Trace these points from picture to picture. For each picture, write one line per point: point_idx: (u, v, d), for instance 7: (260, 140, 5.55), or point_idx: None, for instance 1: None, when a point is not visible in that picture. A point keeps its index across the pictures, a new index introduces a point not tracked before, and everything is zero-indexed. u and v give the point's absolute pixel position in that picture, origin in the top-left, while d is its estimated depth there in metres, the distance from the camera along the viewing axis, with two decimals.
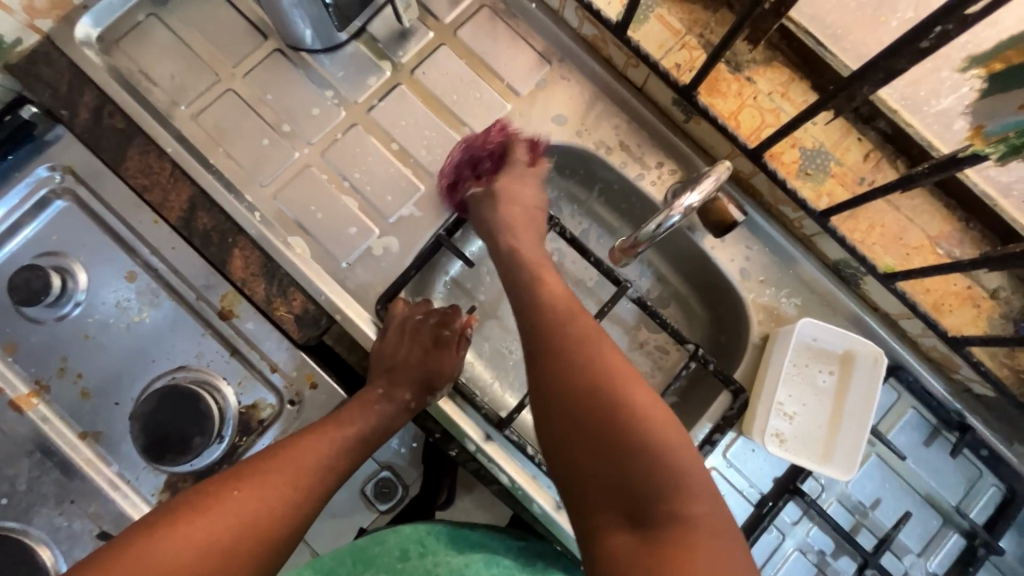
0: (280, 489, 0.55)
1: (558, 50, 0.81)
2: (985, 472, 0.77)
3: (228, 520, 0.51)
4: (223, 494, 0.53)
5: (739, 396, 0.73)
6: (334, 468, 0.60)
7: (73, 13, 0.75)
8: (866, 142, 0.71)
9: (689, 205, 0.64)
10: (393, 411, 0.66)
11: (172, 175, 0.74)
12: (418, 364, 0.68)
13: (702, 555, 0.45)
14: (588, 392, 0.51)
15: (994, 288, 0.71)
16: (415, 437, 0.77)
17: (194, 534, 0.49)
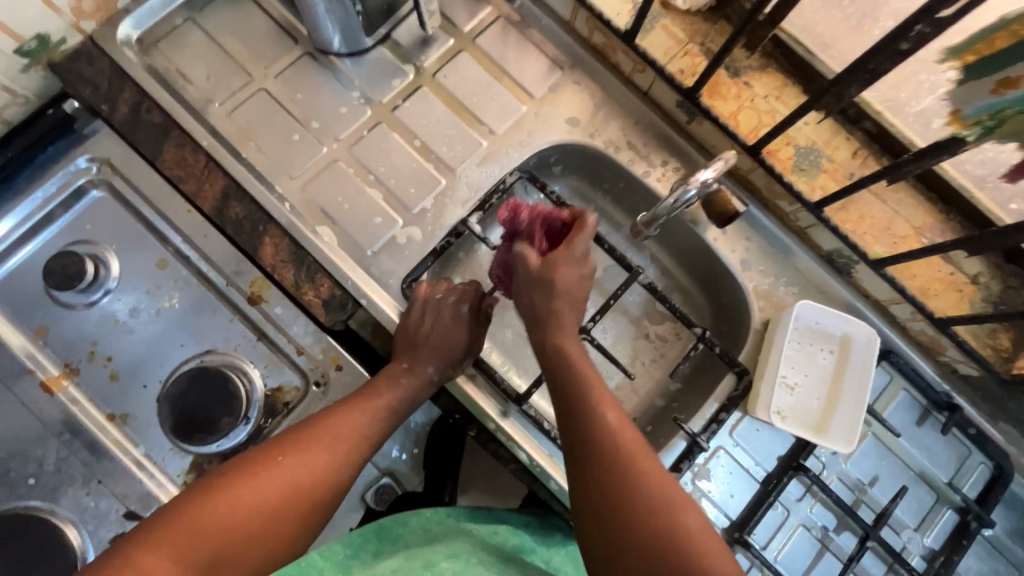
0: (320, 455, 0.62)
1: (569, 57, 0.88)
2: (974, 450, 0.82)
3: (273, 484, 0.58)
4: (268, 459, 0.60)
5: (743, 377, 0.79)
6: (365, 434, 0.66)
7: (116, 16, 0.79)
8: (854, 141, 0.78)
9: (705, 180, 0.70)
10: (418, 383, 0.71)
11: (206, 167, 0.78)
12: (446, 343, 0.72)
13: None
14: (640, 501, 0.56)
15: (974, 274, 0.77)
16: (416, 443, 0.80)
17: (243, 493, 0.57)
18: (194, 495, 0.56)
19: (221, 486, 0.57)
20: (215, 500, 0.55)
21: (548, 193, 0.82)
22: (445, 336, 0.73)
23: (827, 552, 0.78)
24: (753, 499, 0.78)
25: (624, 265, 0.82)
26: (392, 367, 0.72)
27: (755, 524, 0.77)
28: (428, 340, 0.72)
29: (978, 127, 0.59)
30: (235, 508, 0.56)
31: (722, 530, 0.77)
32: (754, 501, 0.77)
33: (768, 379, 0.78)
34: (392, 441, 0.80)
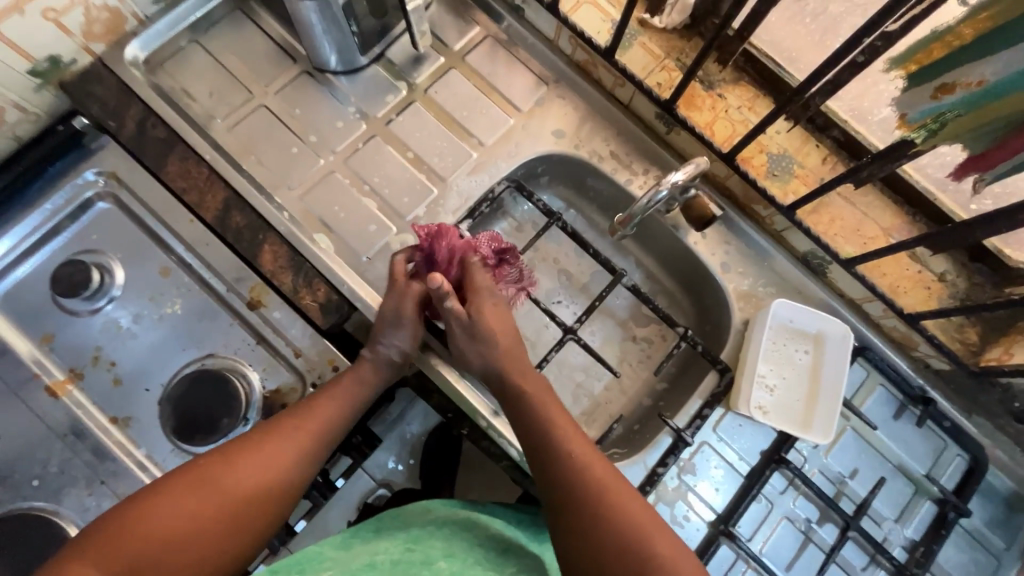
0: (278, 456, 0.64)
1: (554, 73, 0.93)
2: (950, 443, 0.85)
3: (230, 486, 0.60)
4: (225, 459, 0.62)
5: (725, 375, 0.83)
6: (325, 432, 0.68)
7: (124, 39, 0.84)
8: (823, 148, 0.83)
9: (676, 181, 0.75)
10: (375, 374, 0.73)
11: (208, 179, 0.82)
12: (393, 318, 0.74)
13: None
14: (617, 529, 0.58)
15: (941, 272, 0.81)
16: (411, 454, 0.97)
17: (196, 495, 0.58)
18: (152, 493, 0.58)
19: (176, 486, 0.59)
20: (169, 502, 0.57)
21: (536, 201, 0.87)
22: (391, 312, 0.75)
23: (811, 543, 0.80)
24: (738, 492, 0.80)
25: (608, 268, 0.86)
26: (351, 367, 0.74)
27: (740, 517, 0.79)
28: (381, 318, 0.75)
29: (922, 131, 0.63)
30: (189, 508, 0.57)
31: (707, 523, 0.79)
32: (739, 494, 0.79)
33: (747, 375, 0.81)
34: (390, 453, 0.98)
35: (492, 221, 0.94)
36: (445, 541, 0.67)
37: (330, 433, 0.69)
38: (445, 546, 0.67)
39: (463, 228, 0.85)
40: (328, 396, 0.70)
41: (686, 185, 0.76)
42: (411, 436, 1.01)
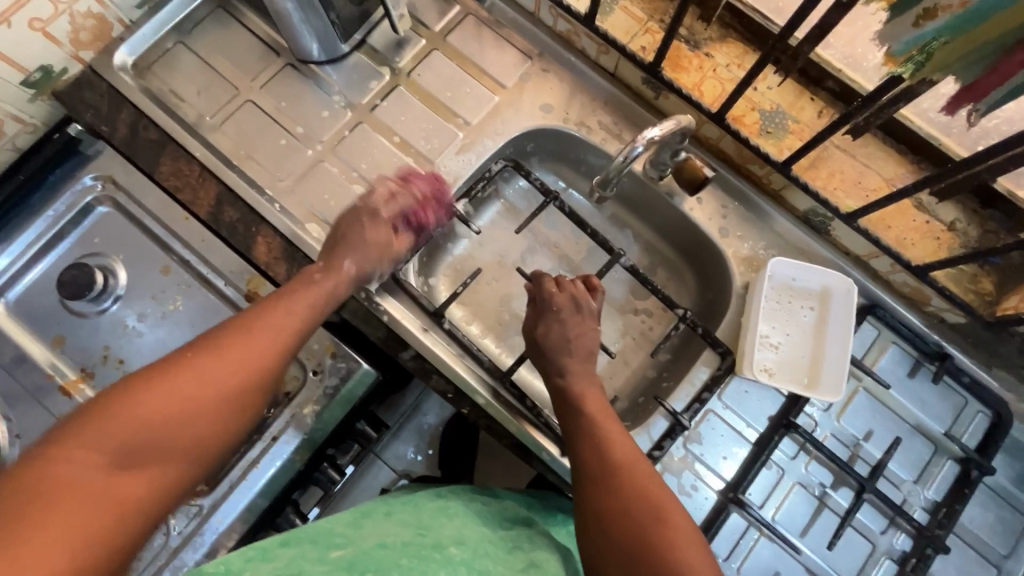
0: (243, 355, 0.58)
1: (537, 46, 0.91)
2: (970, 400, 0.81)
3: (182, 386, 0.53)
4: (178, 359, 0.55)
5: (727, 357, 0.81)
6: (282, 331, 0.63)
7: (112, 45, 0.85)
8: (818, 101, 0.80)
9: (651, 137, 0.69)
10: (342, 278, 0.72)
11: (200, 176, 0.83)
12: (373, 243, 0.77)
13: (672, 531, 0.59)
14: (604, 449, 0.67)
15: (951, 221, 0.77)
16: (429, 445, 1.16)
17: (153, 397, 0.52)
18: (100, 407, 0.51)
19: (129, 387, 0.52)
20: (122, 409, 0.50)
21: (533, 179, 0.87)
22: (367, 238, 0.76)
23: (825, 508, 0.78)
24: (747, 458, 0.78)
25: (604, 248, 0.85)
26: (310, 270, 0.72)
27: (750, 484, 0.77)
28: (345, 238, 0.76)
29: (910, 64, 0.59)
30: (148, 411, 0.51)
31: (716, 493, 0.78)
32: (748, 460, 0.78)
33: (749, 337, 0.80)
34: (410, 445, 1.16)
35: (491, 200, 0.97)
36: (455, 526, 0.66)
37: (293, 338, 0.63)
38: (456, 531, 0.66)
39: (461, 206, 0.85)
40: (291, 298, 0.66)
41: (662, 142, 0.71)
42: (427, 428, 1.17)
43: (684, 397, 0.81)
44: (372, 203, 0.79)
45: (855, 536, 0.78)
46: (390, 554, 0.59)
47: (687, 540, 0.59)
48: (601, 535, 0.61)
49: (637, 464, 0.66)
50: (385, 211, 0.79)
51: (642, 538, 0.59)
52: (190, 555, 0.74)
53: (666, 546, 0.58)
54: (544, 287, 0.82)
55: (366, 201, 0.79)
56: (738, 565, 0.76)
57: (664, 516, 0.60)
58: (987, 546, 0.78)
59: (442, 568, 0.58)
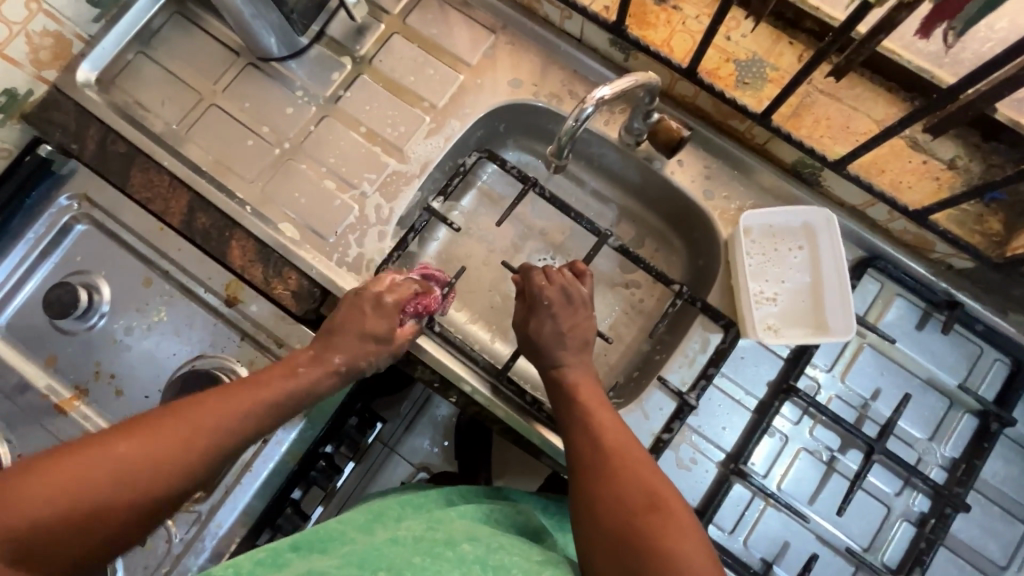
0: (174, 448, 0.54)
1: (499, 19, 0.88)
2: (986, 348, 0.76)
3: (100, 475, 0.50)
4: (107, 442, 0.51)
5: (729, 330, 0.77)
6: (227, 427, 0.58)
7: (74, 62, 0.85)
8: (797, 45, 0.75)
9: (601, 96, 0.64)
10: (323, 371, 0.69)
11: (171, 185, 0.83)
12: (368, 336, 0.72)
13: (668, 519, 0.57)
14: (599, 436, 0.66)
15: (951, 158, 0.72)
16: (445, 437, 1.15)
17: (63, 484, 0.48)
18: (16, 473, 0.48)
19: (45, 468, 0.48)
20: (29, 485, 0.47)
21: (510, 167, 0.84)
22: (363, 330, 0.72)
23: (834, 473, 0.75)
24: (747, 427, 0.75)
25: (591, 231, 0.81)
26: (298, 355, 0.70)
27: (751, 454, 0.74)
28: (343, 328, 0.72)
29: None
30: (55, 504, 0.47)
31: (717, 464, 0.75)
32: (748, 429, 0.75)
33: (742, 298, 0.77)
34: (427, 437, 1.15)
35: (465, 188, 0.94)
36: (466, 529, 0.63)
37: (235, 435, 0.58)
38: (469, 531, 0.63)
39: (434, 205, 0.83)
40: (253, 390, 0.62)
41: (615, 101, 0.66)
42: (441, 420, 1.16)
43: (680, 369, 0.78)
44: (374, 289, 0.75)
45: (867, 500, 0.74)
46: (403, 551, 0.56)
47: (685, 528, 0.57)
48: (592, 524, 0.59)
49: (633, 450, 0.65)
50: (387, 296, 0.74)
51: (636, 523, 0.57)
52: (194, 560, 0.75)
53: (660, 533, 0.56)
54: (532, 281, 0.78)
55: (368, 286, 0.75)
56: (744, 538, 0.73)
57: (662, 504, 0.59)
58: (1012, 500, 0.73)
59: (455, 568, 0.54)
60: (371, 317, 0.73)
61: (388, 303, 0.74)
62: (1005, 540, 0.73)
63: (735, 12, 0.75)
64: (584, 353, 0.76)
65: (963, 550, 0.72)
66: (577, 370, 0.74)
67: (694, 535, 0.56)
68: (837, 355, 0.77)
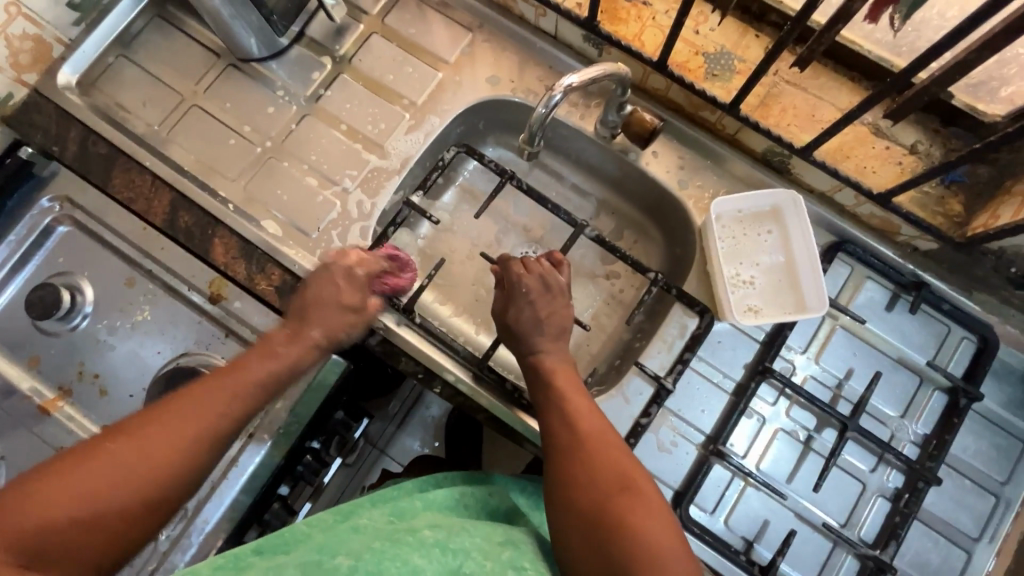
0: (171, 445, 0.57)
1: (475, 18, 0.90)
2: (953, 327, 0.79)
3: (105, 478, 0.53)
4: (99, 448, 0.54)
5: (708, 315, 0.79)
6: (224, 415, 0.61)
7: (54, 65, 0.86)
8: (763, 38, 0.78)
9: (569, 83, 0.66)
10: (304, 348, 0.71)
11: (153, 185, 0.83)
12: (344, 307, 0.75)
13: (640, 501, 0.59)
14: (574, 420, 0.67)
15: (912, 144, 0.74)
16: (436, 437, 1.15)
17: (68, 491, 0.51)
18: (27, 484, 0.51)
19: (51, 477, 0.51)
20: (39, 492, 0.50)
21: (488, 161, 0.86)
22: (338, 302, 0.75)
23: (811, 452, 0.76)
24: (725, 409, 0.77)
25: (569, 221, 0.83)
26: (274, 334, 0.71)
27: (730, 435, 0.76)
28: (316, 301, 0.74)
29: None
30: (66, 509, 0.51)
31: (697, 446, 0.77)
32: (726, 411, 0.76)
33: (720, 283, 0.79)
34: (418, 437, 1.16)
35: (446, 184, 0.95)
36: (430, 518, 0.64)
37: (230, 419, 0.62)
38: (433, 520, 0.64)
39: (415, 199, 0.86)
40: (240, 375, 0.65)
41: (584, 89, 0.68)
42: (432, 420, 1.17)
43: (659, 354, 0.79)
44: (344, 262, 0.77)
45: (843, 476, 0.76)
46: (364, 539, 0.58)
47: (656, 509, 0.58)
48: (565, 506, 0.61)
49: (606, 435, 0.66)
50: (359, 268, 0.77)
51: (609, 505, 0.59)
52: (180, 557, 0.75)
53: (632, 515, 0.57)
54: (511, 270, 0.79)
55: (336, 260, 0.77)
56: (725, 518, 0.75)
57: (634, 487, 0.60)
58: (981, 473, 0.76)
59: (415, 551, 0.55)
60: (336, 286, 0.75)
61: (359, 276, 0.77)
62: (976, 512, 0.75)
63: (703, 7, 0.78)
64: (566, 341, 0.77)
65: (937, 523, 0.74)
66: (557, 356, 0.76)
67: (665, 516, 0.58)
68: (811, 337, 0.79)
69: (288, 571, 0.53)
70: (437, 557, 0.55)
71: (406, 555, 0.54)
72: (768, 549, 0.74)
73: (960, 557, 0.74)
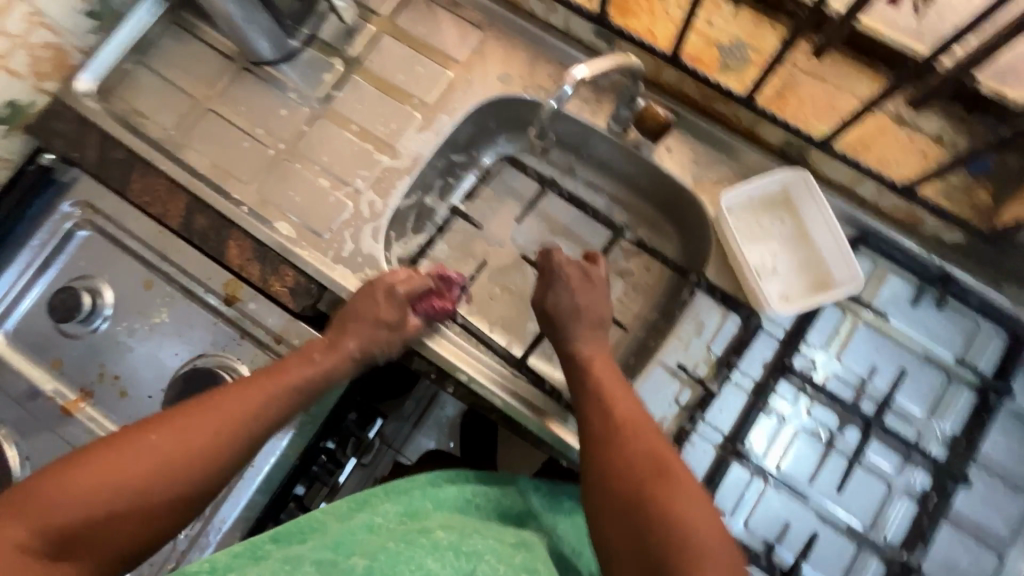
0: (202, 439, 0.60)
1: (485, 15, 0.89)
2: (982, 322, 0.76)
3: (140, 466, 0.56)
4: (139, 436, 0.58)
5: (749, 329, 0.77)
6: (255, 415, 0.65)
7: (73, 73, 0.87)
8: (779, 27, 0.76)
9: (579, 75, 0.66)
10: (338, 358, 0.74)
11: (169, 189, 0.84)
12: (381, 323, 0.76)
13: (677, 485, 0.58)
14: (609, 406, 0.67)
15: (937, 133, 0.72)
16: (451, 437, 1.15)
17: (105, 477, 0.54)
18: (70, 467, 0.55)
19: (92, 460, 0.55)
20: (80, 477, 0.54)
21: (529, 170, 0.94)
22: (376, 318, 0.75)
23: (833, 452, 0.74)
24: (743, 408, 0.75)
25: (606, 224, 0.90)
26: (312, 346, 0.74)
27: (749, 434, 0.74)
28: (356, 316, 0.76)
29: None
30: (103, 493, 0.54)
31: (715, 446, 0.75)
32: (744, 410, 0.75)
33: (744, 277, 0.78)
34: (432, 436, 1.15)
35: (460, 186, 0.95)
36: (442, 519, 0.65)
37: (257, 422, 0.65)
38: (444, 522, 0.64)
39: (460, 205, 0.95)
40: (269, 378, 0.68)
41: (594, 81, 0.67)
42: (446, 419, 1.16)
43: (675, 353, 0.78)
44: (389, 280, 0.78)
45: (867, 477, 0.74)
46: (378, 540, 0.59)
47: (694, 494, 0.57)
48: (601, 490, 0.60)
49: (642, 421, 0.65)
50: (399, 286, 0.77)
51: (646, 489, 0.58)
52: (198, 555, 0.76)
53: (670, 499, 0.56)
54: (551, 258, 0.79)
55: (381, 277, 0.78)
56: (745, 519, 0.73)
57: (671, 471, 0.59)
58: (1014, 473, 0.73)
59: (429, 555, 0.55)
60: (375, 306, 0.76)
61: (399, 295, 0.77)
62: (1009, 514, 0.72)
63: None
64: (591, 330, 0.76)
65: (967, 526, 0.72)
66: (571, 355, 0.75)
67: (703, 501, 0.57)
68: (832, 334, 0.77)
69: (304, 566, 0.55)
70: (451, 561, 0.55)
71: (420, 559, 0.54)
72: (789, 552, 0.72)
73: (992, 562, 0.71)
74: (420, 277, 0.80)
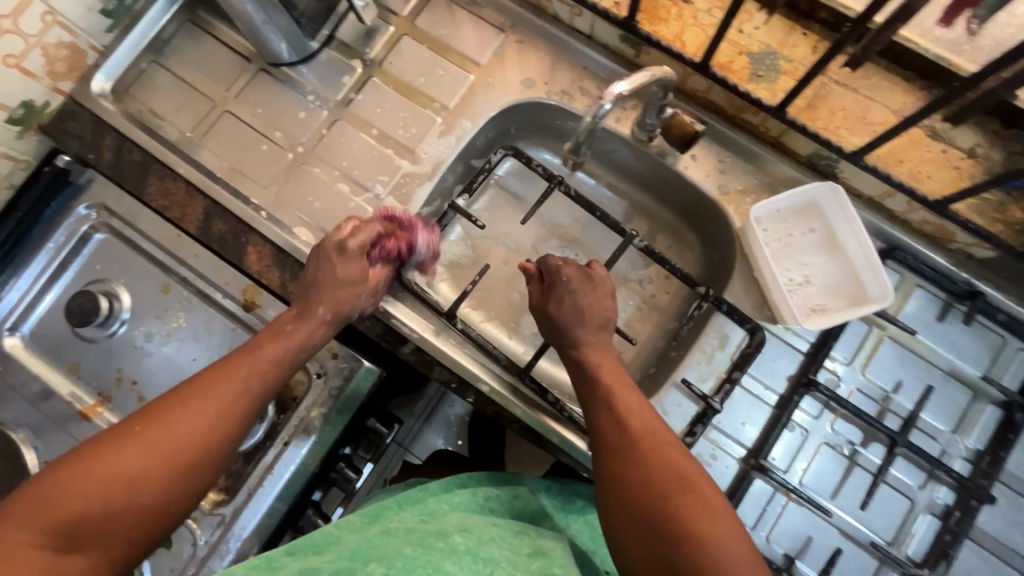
0: (192, 425, 0.56)
1: (507, 17, 0.88)
2: (1008, 338, 0.75)
3: (131, 461, 0.52)
4: (124, 430, 0.54)
5: (757, 335, 0.76)
6: (245, 392, 0.61)
7: (88, 73, 0.85)
8: (812, 35, 0.74)
9: (620, 91, 0.64)
10: (314, 326, 0.71)
11: (187, 193, 0.83)
12: (341, 281, 0.73)
13: (702, 501, 0.56)
14: (627, 419, 0.65)
15: (971, 147, 0.71)
16: (459, 436, 1.14)
17: (93, 478, 0.50)
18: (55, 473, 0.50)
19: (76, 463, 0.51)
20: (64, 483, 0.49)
21: (535, 165, 0.85)
22: (334, 276, 0.73)
23: (857, 467, 0.74)
24: (767, 423, 0.75)
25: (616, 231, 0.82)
26: (285, 317, 0.71)
27: (772, 448, 0.74)
28: (316, 282, 0.73)
29: None
30: (95, 493, 0.50)
31: (738, 460, 0.75)
32: (768, 425, 0.74)
33: (774, 293, 0.76)
34: (439, 434, 1.14)
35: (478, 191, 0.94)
36: (458, 518, 0.65)
37: (248, 399, 0.62)
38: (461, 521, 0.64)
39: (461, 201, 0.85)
40: (252, 355, 0.65)
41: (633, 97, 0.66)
42: (454, 417, 1.15)
43: (698, 366, 0.77)
44: (337, 237, 0.75)
45: (890, 493, 0.74)
46: (396, 543, 0.58)
47: (719, 509, 0.56)
48: (623, 507, 0.58)
49: (661, 434, 0.64)
50: (350, 241, 0.74)
51: (672, 506, 0.56)
52: (218, 563, 0.76)
53: (696, 516, 0.55)
54: (549, 261, 0.79)
55: (330, 236, 0.76)
56: (767, 534, 0.73)
57: (695, 484, 0.58)
58: None
59: (447, 558, 0.55)
60: (330, 262, 0.74)
61: (352, 248, 0.74)
62: None
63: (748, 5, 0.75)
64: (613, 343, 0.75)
65: (989, 543, 0.72)
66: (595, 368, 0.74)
67: (728, 517, 0.56)
68: (857, 348, 0.76)
69: None
70: (468, 565, 0.55)
71: (437, 563, 0.54)
72: (811, 566, 0.72)
73: None
74: (371, 225, 0.77)
